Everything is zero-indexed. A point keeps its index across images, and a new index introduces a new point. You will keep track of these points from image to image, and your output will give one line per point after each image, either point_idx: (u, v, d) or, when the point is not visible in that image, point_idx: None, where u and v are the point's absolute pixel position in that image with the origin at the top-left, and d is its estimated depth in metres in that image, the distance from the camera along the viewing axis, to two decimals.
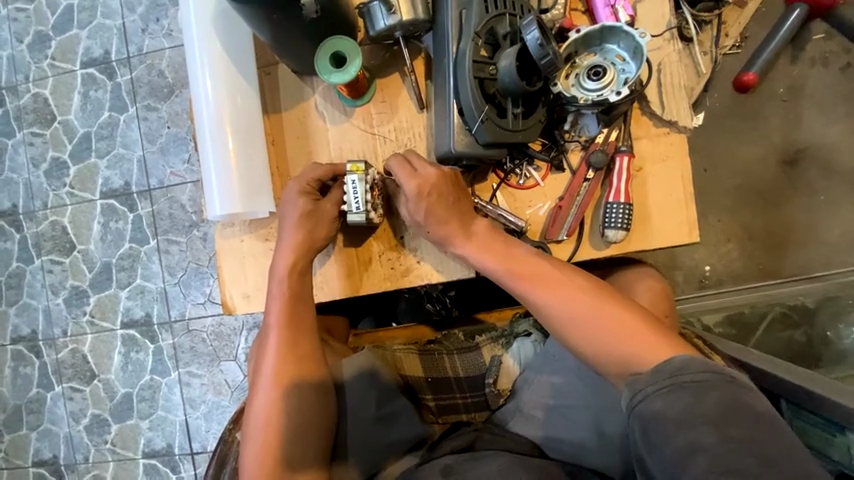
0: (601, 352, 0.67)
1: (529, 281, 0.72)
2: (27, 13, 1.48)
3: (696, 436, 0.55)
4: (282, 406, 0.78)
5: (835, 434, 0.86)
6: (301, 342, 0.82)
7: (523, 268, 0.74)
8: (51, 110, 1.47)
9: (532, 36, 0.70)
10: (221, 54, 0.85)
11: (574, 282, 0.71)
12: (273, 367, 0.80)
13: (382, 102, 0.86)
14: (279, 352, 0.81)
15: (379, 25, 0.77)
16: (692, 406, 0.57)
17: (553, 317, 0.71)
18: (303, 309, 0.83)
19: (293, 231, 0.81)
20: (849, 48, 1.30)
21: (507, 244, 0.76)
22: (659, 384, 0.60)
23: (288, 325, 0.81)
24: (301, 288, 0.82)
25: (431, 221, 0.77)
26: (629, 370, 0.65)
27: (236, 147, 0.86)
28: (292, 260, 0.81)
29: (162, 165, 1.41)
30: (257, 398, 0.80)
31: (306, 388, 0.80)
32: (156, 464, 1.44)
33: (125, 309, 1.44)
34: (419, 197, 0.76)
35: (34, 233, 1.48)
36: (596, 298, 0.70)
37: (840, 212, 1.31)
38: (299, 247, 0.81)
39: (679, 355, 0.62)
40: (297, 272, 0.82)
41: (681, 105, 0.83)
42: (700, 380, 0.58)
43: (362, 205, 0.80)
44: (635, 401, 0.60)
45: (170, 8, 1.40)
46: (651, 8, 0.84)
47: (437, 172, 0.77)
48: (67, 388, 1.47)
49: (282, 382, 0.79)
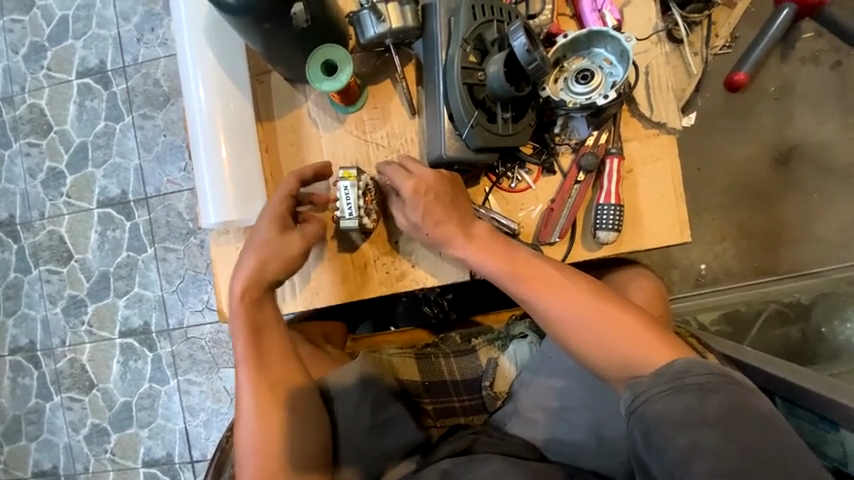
0: (598, 351, 0.68)
1: (528, 282, 0.72)
2: (22, 24, 1.49)
3: (698, 437, 0.56)
4: (268, 429, 0.78)
5: (830, 431, 0.86)
6: (274, 366, 0.81)
7: (523, 269, 0.73)
8: (47, 120, 1.48)
9: (518, 42, 0.70)
10: (214, 63, 0.87)
11: (568, 285, 0.71)
12: (250, 394, 0.79)
13: (374, 109, 0.87)
14: (253, 379, 0.80)
15: (370, 32, 0.78)
16: (695, 407, 0.58)
17: (550, 316, 0.71)
18: (268, 335, 0.82)
19: (252, 253, 0.81)
20: (839, 47, 1.31)
21: (503, 244, 0.76)
22: (661, 387, 0.61)
23: (257, 352, 0.81)
24: (261, 315, 0.82)
25: (426, 223, 0.77)
26: (628, 373, 0.66)
27: (229, 155, 0.87)
28: (244, 287, 0.81)
29: (159, 174, 1.42)
30: (242, 426, 0.79)
31: (290, 406, 0.79)
32: (156, 472, 1.44)
33: (124, 318, 1.45)
34: (413, 197, 0.77)
35: (32, 242, 1.48)
36: (590, 300, 0.70)
37: (833, 209, 1.32)
38: (252, 276, 0.81)
39: (680, 358, 0.63)
40: (250, 299, 0.81)
41: (670, 107, 0.84)
42: (703, 381, 0.59)
43: (355, 211, 0.80)
44: (636, 404, 0.61)
45: (164, 17, 1.41)
46: (637, 12, 0.85)
47: (434, 174, 0.78)
48: (66, 398, 1.48)
49: (264, 406, 0.78)
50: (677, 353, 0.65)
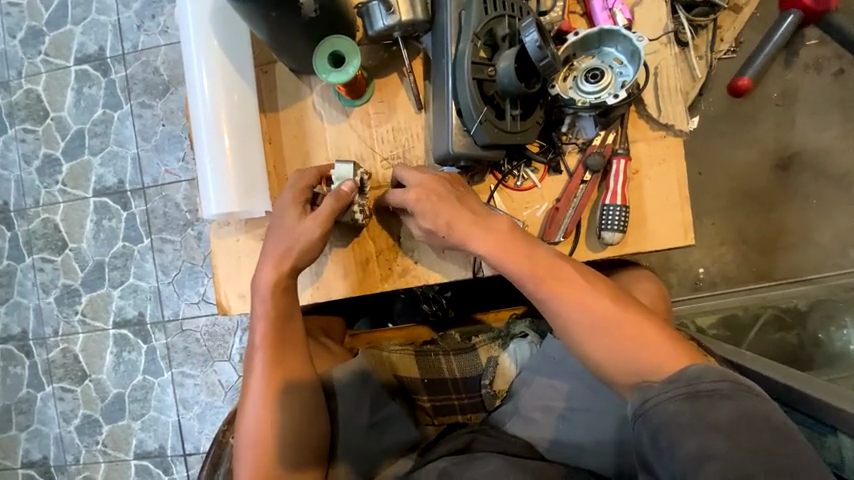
0: (617, 360, 0.66)
1: (549, 283, 0.70)
2: (20, 8, 1.47)
3: (708, 443, 0.56)
4: (274, 419, 0.77)
5: (827, 436, 0.85)
6: (289, 360, 0.81)
7: (545, 269, 0.71)
8: (44, 106, 1.46)
9: (530, 38, 0.70)
10: (218, 51, 0.85)
11: (586, 288, 0.69)
12: (260, 383, 0.79)
13: (380, 102, 0.86)
14: (267, 369, 0.79)
15: (378, 25, 0.77)
16: (705, 414, 0.58)
17: (565, 318, 0.69)
18: (290, 327, 0.81)
19: (276, 241, 0.80)
20: (842, 55, 1.31)
21: (526, 242, 0.73)
22: (672, 392, 0.60)
23: (275, 345, 0.80)
24: (287, 305, 0.81)
25: (440, 224, 0.75)
26: (640, 379, 0.65)
27: (232, 146, 0.85)
28: (275, 276, 0.79)
29: (157, 164, 1.40)
30: (246, 411, 0.79)
31: (294, 399, 0.79)
32: (148, 465, 1.43)
33: (118, 308, 1.43)
34: (417, 206, 0.77)
35: (25, 230, 1.47)
36: (609, 305, 0.68)
37: (833, 216, 1.32)
38: (282, 262, 0.79)
39: (693, 364, 0.62)
40: (279, 290, 0.80)
41: (678, 108, 0.83)
42: (715, 388, 0.59)
43: (352, 166, 0.81)
44: (645, 407, 0.61)
45: (166, 6, 1.39)
46: (648, 13, 0.85)
47: (424, 175, 0.79)
48: (58, 388, 1.46)
49: (270, 395, 0.78)
50: (690, 359, 0.64)
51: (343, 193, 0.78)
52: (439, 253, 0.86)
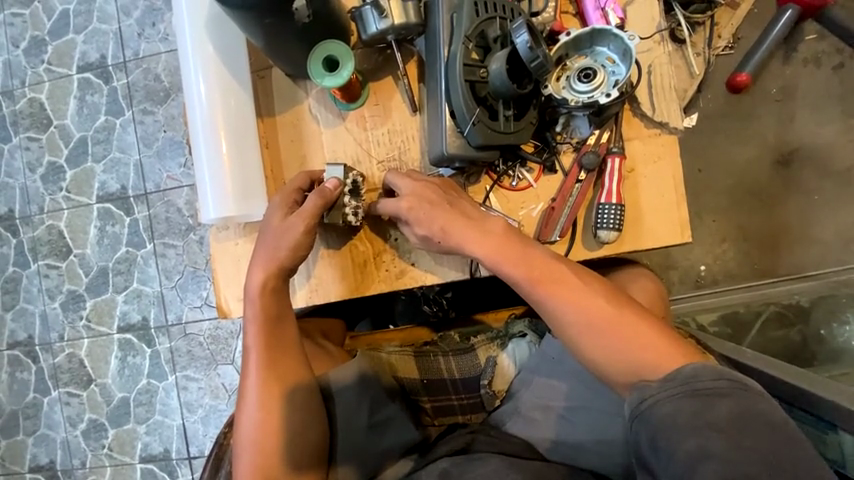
0: (610, 359, 0.67)
1: (541, 281, 0.70)
2: (23, 17, 1.49)
3: (706, 442, 0.56)
4: (272, 421, 0.78)
5: (828, 432, 0.85)
6: (283, 361, 0.81)
7: (538, 268, 0.71)
8: (47, 115, 1.47)
9: (521, 39, 0.70)
10: (215, 57, 0.86)
11: (577, 285, 0.70)
12: (255, 385, 0.80)
13: (375, 106, 0.87)
14: (261, 370, 0.80)
15: (372, 28, 0.78)
16: (703, 413, 0.58)
17: (559, 317, 0.69)
18: (282, 328, 0.82)
19: (269, 244, 0.80)
20: (841, 49, 1.31)
21: (520, 242, 0.73)
22: (670, 390, 0.60)
23: (268, 346, 0.81)
24: (280, 306, 0.82)
25: (435, 230, 0.76)
26: (637, 377, 0.65)
27: (229, 151, 0.86)
28: (266, 278, 0.80)
29: (159, 170, 1.41)
30: (245, 413, 0.79)
31: (291, 400, 0.80)
32: (154, 468, 1.44)
33: (122, 313, 1.44)
34: (410, 215, 0.78)
35: (30, 237, 1.48)
36: (601, 302, 0.68)
37: (835, 211, 1.32)
38: (269, 264, 0.80)
39: (690, 363, 0.62)
40: (268, 292, 0.80)
41: (672, 106, 0.84)
42: (713, 387, 0.59)
43: (343, 168, 0.82)
44: (642, 407, 0.61)
45: (166, 12, 1.41)
46: (641, 11, 0.85)
47: (416, 182, 0.79)
48: (64, 393, 1.48)
49: (267, 397, 0.79)
50: (686, 357, 0.64)
51: (327, 191, 0.79)
52: (435, 256, 0.86)
